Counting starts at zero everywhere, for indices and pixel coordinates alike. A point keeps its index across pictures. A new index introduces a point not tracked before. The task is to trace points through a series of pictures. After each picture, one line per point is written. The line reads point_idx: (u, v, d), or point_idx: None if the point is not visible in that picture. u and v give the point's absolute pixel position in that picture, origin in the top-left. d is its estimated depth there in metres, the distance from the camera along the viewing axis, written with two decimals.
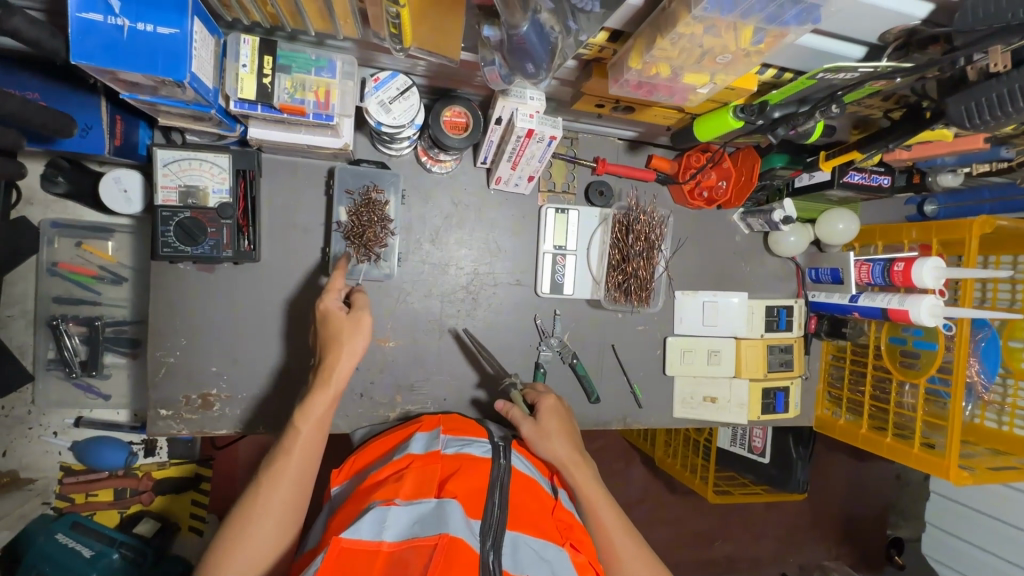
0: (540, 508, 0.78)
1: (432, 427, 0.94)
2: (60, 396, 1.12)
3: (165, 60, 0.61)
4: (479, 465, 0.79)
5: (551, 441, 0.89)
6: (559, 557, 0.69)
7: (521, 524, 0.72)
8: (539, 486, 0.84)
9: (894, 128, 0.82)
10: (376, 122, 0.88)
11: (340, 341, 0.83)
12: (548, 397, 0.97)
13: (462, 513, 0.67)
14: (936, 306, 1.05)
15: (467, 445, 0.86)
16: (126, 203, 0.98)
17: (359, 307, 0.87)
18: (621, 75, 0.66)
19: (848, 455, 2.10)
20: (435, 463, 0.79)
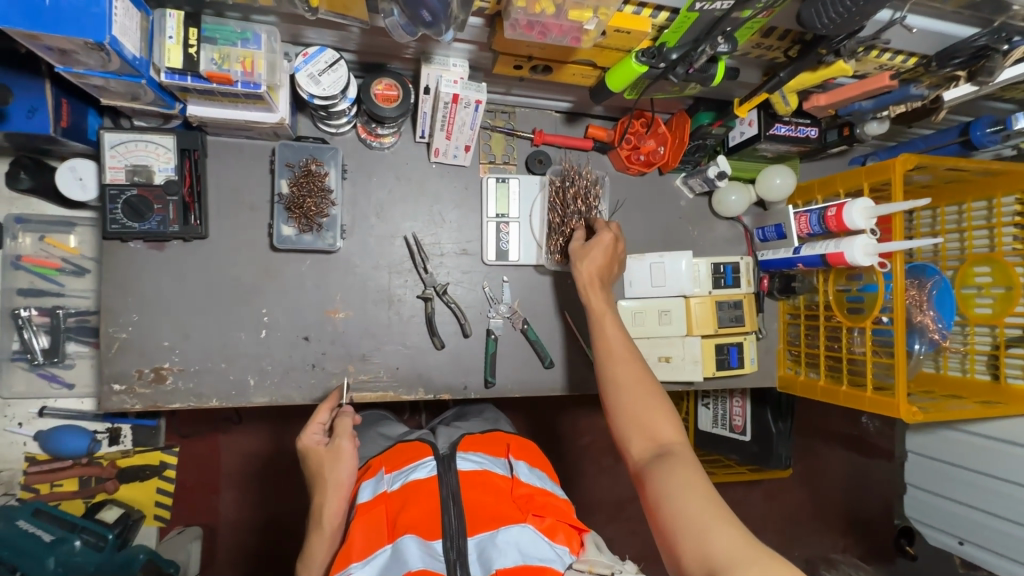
0: (498, 497, 0.84)
1: (373, 469, 0.93)
2: (24, 389, 1.15)
3: (88, 22, 0.68)
4: (424, 491, 0.83)
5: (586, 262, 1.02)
6: (520, 538, 0.77)
7: (480, 524, 0.79)
8: (493, 475, 0.89)
9: (790, 66, 0.87)
10: (308, 94, 0.93)
11: (327, 477, 0.90)
12: (606, 230, 1.04)
13: (419, 547, 0.75)
14: (868, 244, 1.07)
15: (412, 471, 0.87)
16: (81, 190, 1.03)
17: (342, 437, 0.93)
18: (509, 15, 0.72)
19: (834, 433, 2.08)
20: (381, 506, 0.84)
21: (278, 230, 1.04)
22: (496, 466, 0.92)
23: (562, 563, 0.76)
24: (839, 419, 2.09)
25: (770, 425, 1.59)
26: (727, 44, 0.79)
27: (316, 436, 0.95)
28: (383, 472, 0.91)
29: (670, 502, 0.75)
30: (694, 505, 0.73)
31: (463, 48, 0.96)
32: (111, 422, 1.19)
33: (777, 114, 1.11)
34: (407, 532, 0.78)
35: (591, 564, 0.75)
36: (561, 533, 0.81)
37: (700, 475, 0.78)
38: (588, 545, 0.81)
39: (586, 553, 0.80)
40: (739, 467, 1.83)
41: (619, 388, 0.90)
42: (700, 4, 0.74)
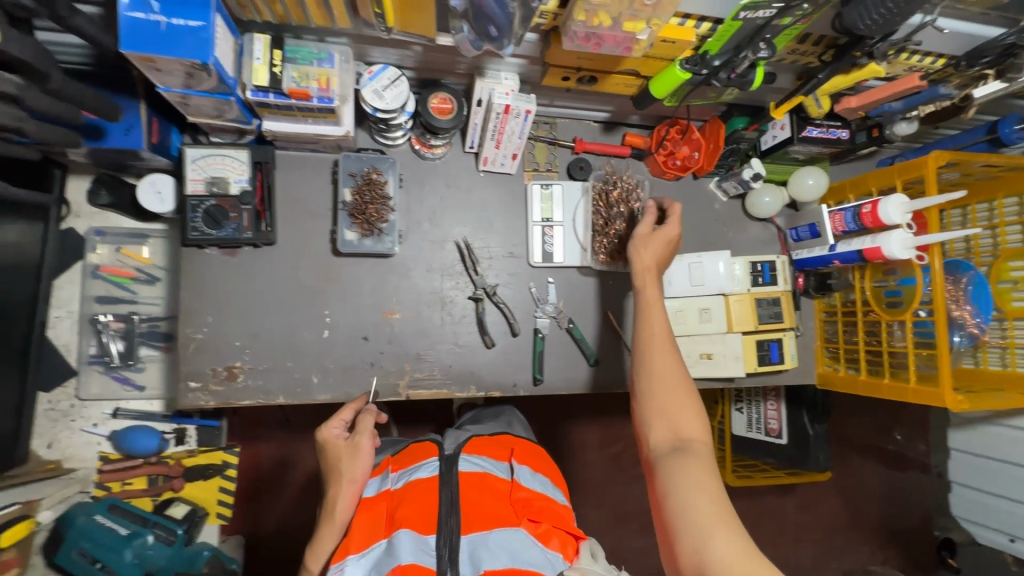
0: (496, 498, 0.89)
1: (381, 468, 1.00)
2: (100, 390, 1.22)
3: (194, 45, 0.75)
4: (425, 489, 0.89)
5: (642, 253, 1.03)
6: (512, 541, 0.82)
7: (474, 524, 0.84)
8: (494, 477, 0.93)
9: (827, 68, 0.92)
10: (371, 108, 1.01)
11: (341, 469, 0.93)
12: (673, 224, 1.05)
13: (411, 538, 0.82)
14: (906, 238, 1.11)
15: (415, 471, 0.94)
16: (159, 203, 1.11)
17: (360, 433, 0.95)
18: (569, 29, 0.79)
19: (870, 440, 2.07)
20: (382, 502, 0.91)
21: (342, 234, 1.11)
22: (497, 469, 0.97)
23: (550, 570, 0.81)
24: (871, 429, 2.07)
25: (806, 427, 1.54)
26: (768, 49, 0.85)
27: (336, 429, 0.98)
28: (391, 473, 0.98)
29: (683, 500, 0.78)
30: (702, 507, 0.76)
31: (514, 63, 1.03)
32: (178, 422, 1.25)
33: (809, 117, 1.15)
34: (402, 526, 0.84)
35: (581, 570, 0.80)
36: (555, 539, 0.86)
37: (715, 477, 0.81)
38: (583, 553, 0.86)
39: (579, 560, 0.85)
40: (776, 471, 1.81)
41: (655, 381, 0.92)
42: (745, 13, 0.78)
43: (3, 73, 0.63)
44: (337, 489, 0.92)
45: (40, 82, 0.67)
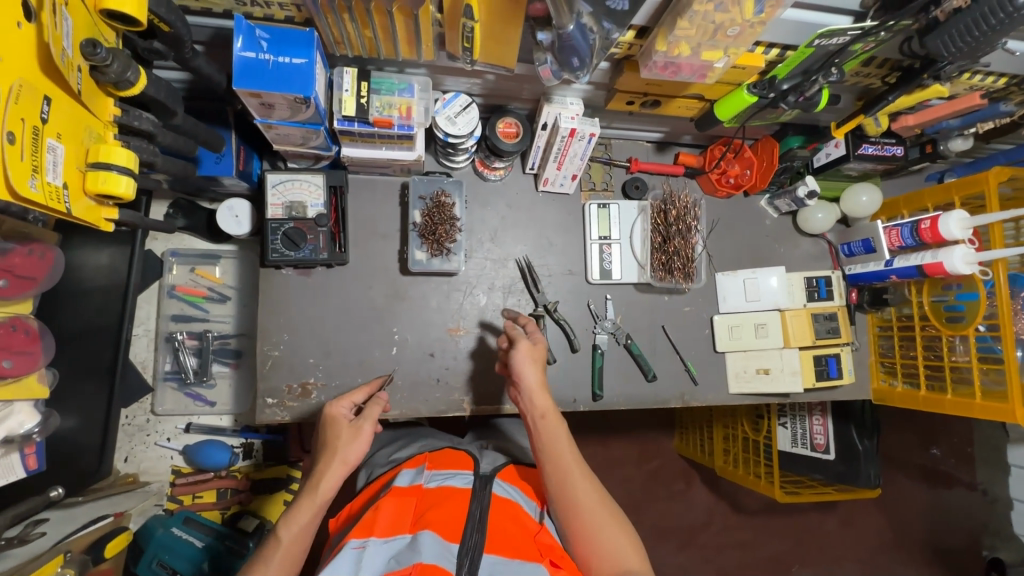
0: (522, 532, 0.85)
1: (419, 463, 1.01)
2: (174, 406, 1.27)
3: (299, 81, 0.80)
4: (460, 498, 0.87)
5: (539, 393, 0.95)
6: (536, 574, 0.77)
7: (498, 547, 0.80)
8: (522, 511, 0.90)
9: (893, 90, 0.94)
10: (443, 133, 1.05)
11: (337, 448, 0.88)
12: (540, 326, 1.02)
13: (435, 540, 0.77)
14: (969, 254, 1.11)
15: (449, 478, 0.93)
16: (236, 226, 1.15)
17: (366, 419, 0.92)
18: (650, 58, 0.82)
19: (917, 459, 2.03)
20: (413, 497, 0.88)
21: (412, 254, 1.15)
22: (527, 505, 0.95)
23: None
24: (915, 446, 2.04)
25: (855, 441, 1.52)
26: (838, 74, 0.87)
27: (342, 413, 0.95)
28: (427, 470, 0.96)
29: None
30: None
31: (580, 89, 1.07)
32: (246, 437, 1.29)
33: (865, 135, 1.17)
34: (429, 527, 0.80)
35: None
36: None
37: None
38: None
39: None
40: (825, 487, 1.76)
41: (570, 513, 0.87)
42: (820, 40, 0.81)
43: (142, 112, 0.68)
44: (325, 467, 0.85)
45: (168, 119, 0.71)
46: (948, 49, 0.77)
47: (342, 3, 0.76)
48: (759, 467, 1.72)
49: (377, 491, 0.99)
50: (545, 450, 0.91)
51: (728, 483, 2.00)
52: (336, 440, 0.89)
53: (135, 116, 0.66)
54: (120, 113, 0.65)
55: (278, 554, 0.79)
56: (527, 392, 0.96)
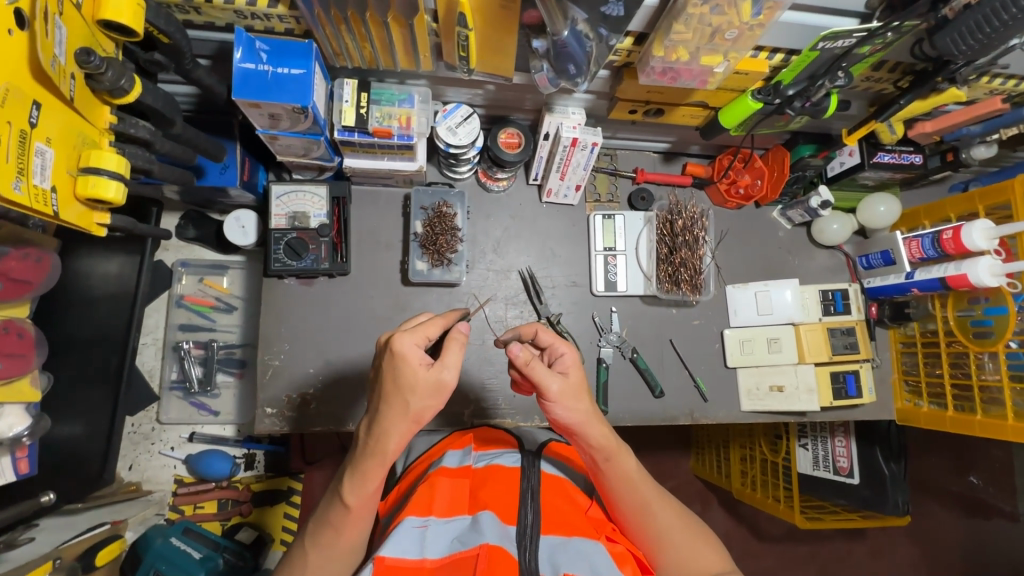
0: (574, 508, 0.85)
1: (463, 444, 1.02)
2: (178, 415, 1.28)
3: (295, 91, 0.81)
4: (510, 477, 0.88)
5: (600, 429, 0.86)
6: (595, 552, 0.76)
7: (553, 526, 0.81)
8: (571, 489, 0.91)
9: (906, 94, 0.91)
10: (445, 144, 1.05)
11: (409, 405, 0.72)
12: (565, 346, 0.88)
13: (494, 522, 0.78)
14: (994, 265, 1.05)
15: (496, 457, 0.95)
16: (242, 236, 1.17)
17: (447, 368, 0.73)
18: (647, 64, 0.81)
19: (950, 486, 1.92)
20: (465, 479, 0.89)
21: (413, 264, 1.14)
22: (576, 481, 0.96)
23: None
24: (949, 471, 1.92)
25: (881, 467, 1.44)
26: (845, 77, 0.84)
27: (417, 352, 0.73)
28: (473, 452, 0.98)
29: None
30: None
31: (582, 98, 1.06)
32: (248, 447, 1.28)
33: (881, 143, 1.14)
34: (487, 509, 0.81)
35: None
36: (631, 565, 0.78)
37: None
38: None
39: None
40: (848, 513, 1.66)
41: (649, 530, 0.88)
42: (824, 43, 0.79)
43: (138, 120, 0.70)
44: (395, 430, 0.73)
45: (167, 128, 0.73)
46: (958, 49, 0.75)
47: (339, 14, 0.77)
48: (777, 490, 1.64)
49: (422, 470, 0.98)
50: (613, 479, 0.88)
51: (747, 507, 1.91)
52: (411, 389, 0.72)
53: (131, 124, 0.68)
54: (117, 121, 0.67)
55: (350, 519, 0.76)
56: (581, 432, 0.85)
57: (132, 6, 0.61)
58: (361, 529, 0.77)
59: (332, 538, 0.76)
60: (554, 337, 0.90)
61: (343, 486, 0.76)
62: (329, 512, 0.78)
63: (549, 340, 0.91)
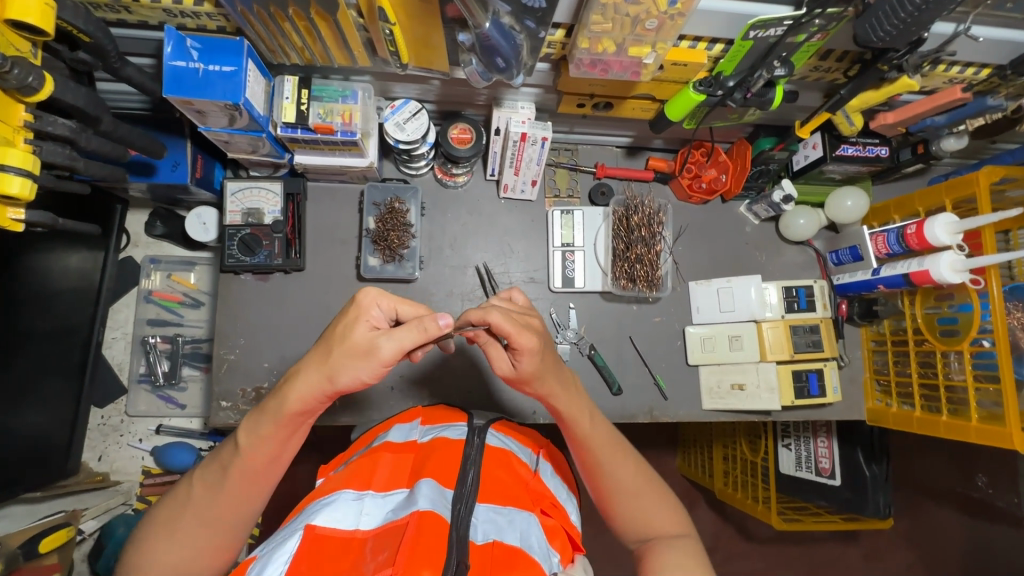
0: (513, 480, 0.88)
1: (411, 418, 1.02)
2: (146, 408, 1.31)
3: (225, 88, 0.83)
4: (452, 449, 0.89)
5: (561, 394, 0.87)
6: (526, 525, 0.79)
7: (491, 495, 0.82)
8: (513, 459, 0.92)
9: (849, 84, 0.89)
10: (394, 140, 1.05)
11: (330, 355, 0.71)
12: (525, 337, 0.79)
13: (433, 488, 0.79)
14: (956, 260, 1.02)
15: (443, 431, 0.95)
16: (204, 232, 1.19)
17: (388, 340, 0.70)
18: (575, 56, 0.80)
19: (945, 490, 1.85)
20: (410, 454, 0.90)
21: (365, 260, 1.15)
22: (522, 454, 0.97)
23: (549, 565, 0.77)
24: (945, 470, 1.85)
25: (862, 467, 1.39)
26: (783, 67, 0.82)
27: (374, 312, 0.74)
28: (420, 426, 0.99)
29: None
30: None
31: (530, 92, 1.05)
32: (213, 440, 1.31)
33: (843, 135, 1.10)
34: (427, 476, 0.82)
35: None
36: (559, 541, 0.84)
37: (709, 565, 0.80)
38: (576, 564, 0.85)
39: (571, 568, 0.83)
40: (830, 515, 1.62)
41: (607, 482, 0.88)
42: (755, 31, 0.76)
43: (58, 117, 0.70)
44: (306, 376, 0.71)
45: (95, 125, 0.76)
46: (874, 37, 0.72)
47: (264, 12, 0.77)
48: (757, 490, 1.60)
49: (367, 442, 0.97)
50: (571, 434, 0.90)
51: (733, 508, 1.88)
52: (344, 341, 0.71)
53: (49, 122, 0.68)
54: (34, 119, 0.67)
55: (238, 463, 0.72)
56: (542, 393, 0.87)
57: (41, 7, 0.62)
58: (249, 480, 0.72)
59: (218, 482, 0.72)
60: (518, 330, 0.79)
61: (243, 424, 0.74)
62: (223, 454, 0.75)
63: (497, 325, 0.79)
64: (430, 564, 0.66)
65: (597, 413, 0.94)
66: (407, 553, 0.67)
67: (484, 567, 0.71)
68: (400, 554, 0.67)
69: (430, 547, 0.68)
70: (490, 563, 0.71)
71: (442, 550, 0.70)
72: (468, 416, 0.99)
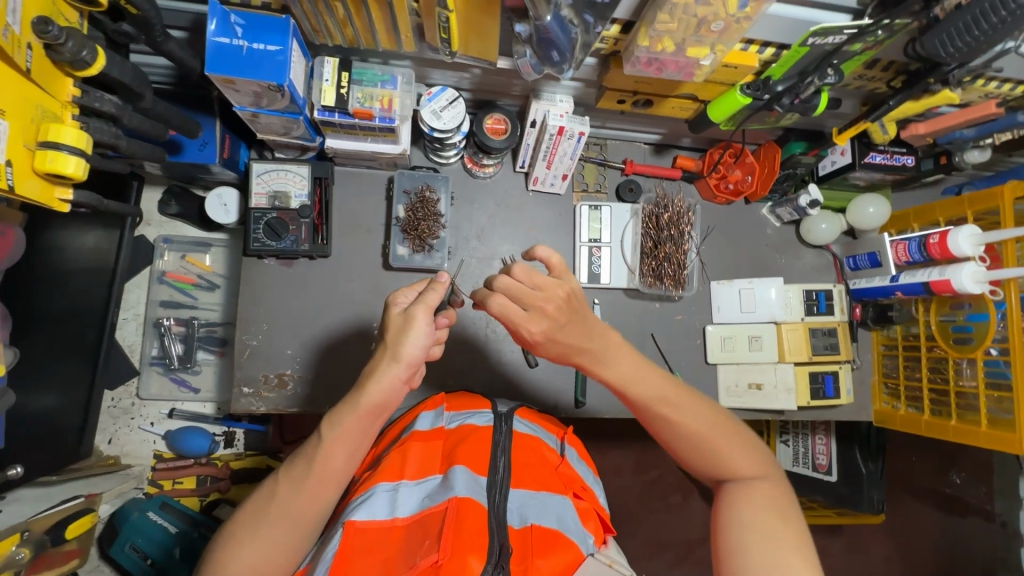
0: (544, 465, 0.83)
1: (435, 404, 0.96)
2: (158, 390, 1.29)
3: (270, 69, 0.80)
4: (480, 434, 0.83)
5: (622, 361, 0.78)
6: (562, 510, 0.74)
7: (523, 481, 0.77)
8: (544, 448, 0.87)
9: (897, 94, 0.89)
10: (429, 128, 1.03)
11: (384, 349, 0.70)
12: (532, 325, 0.71)
13: (467, 476, 0.74)
14: (977, 272, 1.05)
15: (470, 417, 0.90)
16: (225, 214, 1.15)
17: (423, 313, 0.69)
18: (632, 53, 0.79)
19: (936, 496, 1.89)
20: (439, 440, 0.84)
21: (394, 249, 1.14)
22: (548, 440, 0.91)
23: (586, 547, 0.72)
24: (932, 470, 1.88)
25: (857, 465, 1.40)
26: (836, 75, 0.83)
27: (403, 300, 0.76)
28: (446, 413, 0.93)
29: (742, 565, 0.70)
30: (796, 565, 0.68)
31: (570, 86, 1.04)
32: (227, 425, 1.29)
33: (872, 143, 1.11)
34: (458, 463, 0.77)
35: (613, 559, 0.73)
36: (593, 522, 0.78)
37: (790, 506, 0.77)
38: (610, 545, 0.79)
39: (607, 550, 0.77)
40: (824, 509, 1.63)
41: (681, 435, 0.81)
42: (814, 39, 0.77)
43: (104, 94, 0.69)
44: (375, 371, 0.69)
45: (136, 103, 0.73)
46: (944, 52, 0.74)
47: None
48: None
49: (394, 434, 0.92)
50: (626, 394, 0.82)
51: None
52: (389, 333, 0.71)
53: (96, 98, 0.67)
54: (81, 94, 0.66)
55: (320, 455, 0.71)
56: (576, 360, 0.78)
57: None
58: (328, 473, 0.71)
59: (302, 476, 0.71)
60: (506, 311, 0.71)
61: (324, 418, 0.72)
62: (304, 450, 0.73)
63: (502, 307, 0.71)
64: (475, 551, 0.63)
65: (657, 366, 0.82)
66: (451, 539, 0.64)
67: (524, 552, 0.67)
68: (444, 539, 0.64)
69: (472, 534, 0.65)
70: (532, 550, 0.66)
71: (484, 535, 0.66)
72: (492, 402, 0.94)
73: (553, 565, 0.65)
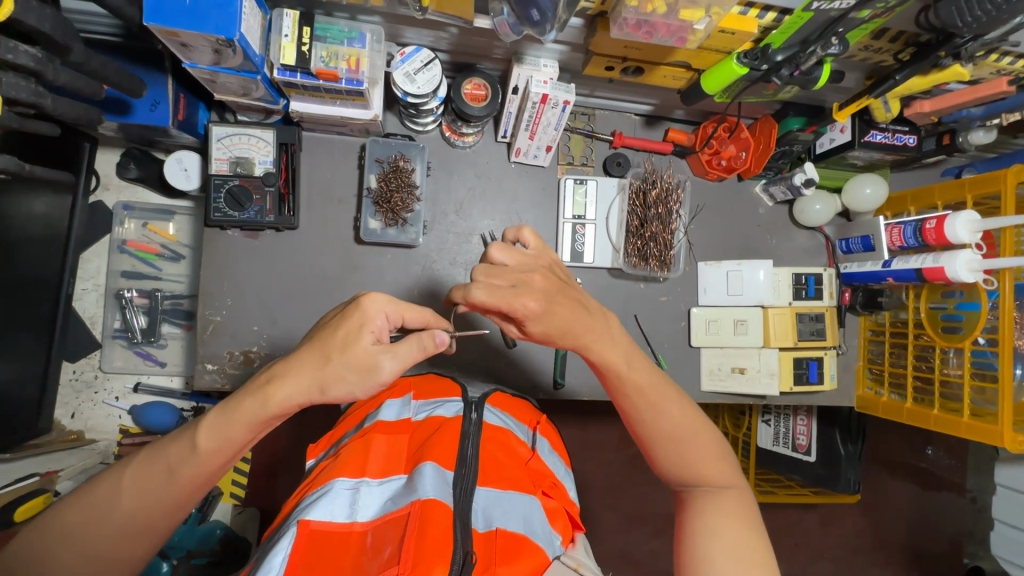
0: (512, 460, 0.79)
1: (403, 392, 0.92)
2: (122, 363, 1.26)
3: (218, 21, 0.73)
4: (450, 426, 0.80)
5: (607, 347, 0.74)
6: (530, 510, 0.72)
7: (490, 478, 0.74)
8: (513, 440, 0.83)
9: (904, 68, 0.83)
10: (402, 92, 0.95)
11: (325, 364, 0.64)
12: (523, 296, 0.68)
13: (434, 472, 0.69)
14: (973, 260, 1.01)
15: (438, 408, 0.86)
16: (185, 180, 1.08)
17: (392, 358, 0.64)
18: (619, 15, 0.72)
19: (914, 477, 1.89)
20: (405, 434, 0.81)
21: (365, 223, 1.08)
22: (519, 431, 0.88)
23: (551, 550, 0.70)
24: (906, 447, 1.89)
25: (837, 446, 1.37)
26: (839, 45, 0.77)
27: (379, 321, 0.66)
28: (414, 401, 0.89)
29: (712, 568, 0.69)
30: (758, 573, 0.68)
31: (555, 49, 0.96)
32: (195, 401, 1.26)
33: (874, 121, 1.05)
34: (427, 459, 0.72)
35: (579, 562, 0.71)
36: (561, 522, 0.76)
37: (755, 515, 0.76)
38: (579, 545, 0.77)
39: (574, 551, 0.75)
40: (801, 489, 1.64)
41: (658, 429, 0.78)
42: (819, 3, 0.70)
43: (20, 43, 0.61)
44: (295, 383, 0.65)
45: (63, 56, 0.66)
46: (960, 24, 0.69)
47: None
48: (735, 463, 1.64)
49: (358, 420, 0.88)
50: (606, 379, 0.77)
51: None
52: (339, 343, 0.65)
53: (10, 49, 0.59)
54: None
55: (191, 470, 0.65)
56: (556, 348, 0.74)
57: None
58: (197, 486, 0.66)
59: (160, 479, 0.65)
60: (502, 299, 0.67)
61: (201, 423, 0.66)
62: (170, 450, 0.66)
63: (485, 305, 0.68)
64: (439, 561, 0.59)
65: (644, 359, 0.79)
66: (413, 551, 0.60)
67: (489, 556, 0.64)
68: (405, 551, 0.60)
69: (436, 540, 0.61)
70: (496, 554, 0.63)
71: (449, 541, 0.62)
72: (463, 389, 0.90)
73: (516, 573, 0.62)
